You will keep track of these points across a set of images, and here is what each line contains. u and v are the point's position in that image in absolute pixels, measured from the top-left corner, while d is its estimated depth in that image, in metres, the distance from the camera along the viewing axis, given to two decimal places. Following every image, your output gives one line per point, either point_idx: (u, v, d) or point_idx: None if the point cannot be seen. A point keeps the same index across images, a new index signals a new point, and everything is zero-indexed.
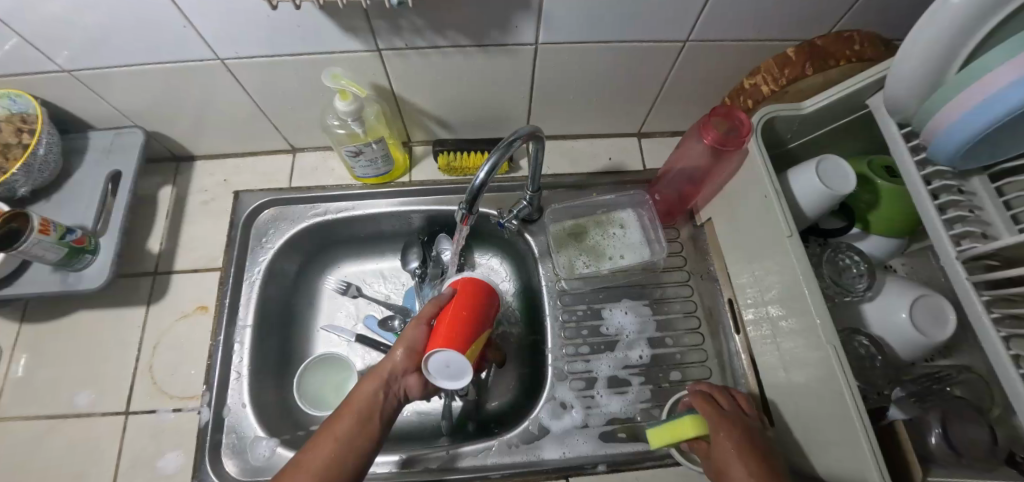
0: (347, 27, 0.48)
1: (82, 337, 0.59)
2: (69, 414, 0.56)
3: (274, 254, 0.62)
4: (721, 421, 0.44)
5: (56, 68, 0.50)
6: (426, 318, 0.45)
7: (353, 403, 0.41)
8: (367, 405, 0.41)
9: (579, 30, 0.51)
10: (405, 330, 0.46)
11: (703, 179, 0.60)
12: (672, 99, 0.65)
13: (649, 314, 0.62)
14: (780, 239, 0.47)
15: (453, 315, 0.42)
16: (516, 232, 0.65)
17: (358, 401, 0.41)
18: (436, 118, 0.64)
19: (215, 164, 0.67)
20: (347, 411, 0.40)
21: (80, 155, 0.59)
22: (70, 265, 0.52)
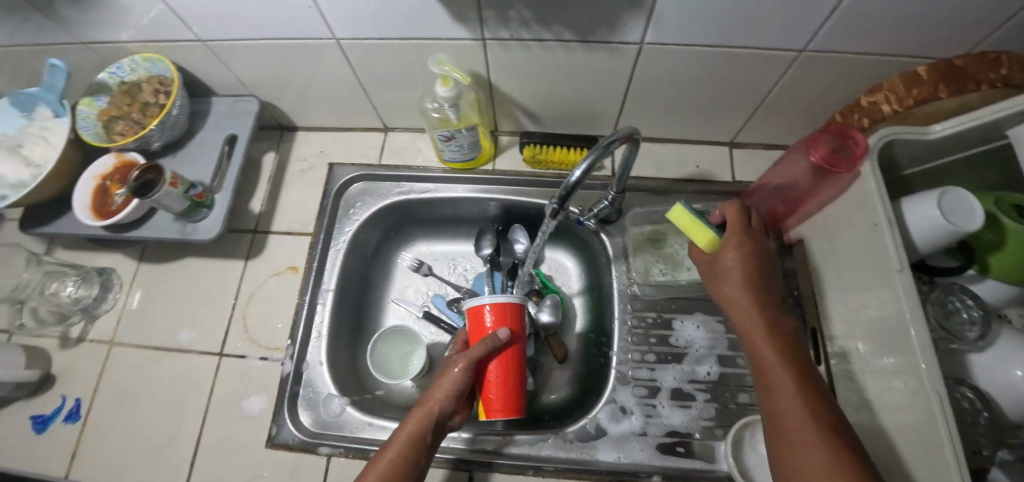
0: (458, 15, 0.49)
1: (189, 281, 0.65)
2: (173, 348, 0.62)
3: (358, 226, 0.66)
4: (737, 237, 0.49)
5: (194, 37, 0.56)
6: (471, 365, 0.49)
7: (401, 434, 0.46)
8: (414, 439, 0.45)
9: (688, 32, 0.49)
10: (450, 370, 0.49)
11: (801, 199, 0.58)
12: (774, 110, 0.62)
13: (722, 331, 0.60)
14: (887, 273, 0.44)
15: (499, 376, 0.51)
16: (592, 231, 0.66)
17: (405, 431, 0.46)
18: (525, 110, 0.65)
19: (314, 136, 0.72)
20: (397, 440, 0.45)
21: (203, 118, 0.65)
22: (190, 216, 0.58)
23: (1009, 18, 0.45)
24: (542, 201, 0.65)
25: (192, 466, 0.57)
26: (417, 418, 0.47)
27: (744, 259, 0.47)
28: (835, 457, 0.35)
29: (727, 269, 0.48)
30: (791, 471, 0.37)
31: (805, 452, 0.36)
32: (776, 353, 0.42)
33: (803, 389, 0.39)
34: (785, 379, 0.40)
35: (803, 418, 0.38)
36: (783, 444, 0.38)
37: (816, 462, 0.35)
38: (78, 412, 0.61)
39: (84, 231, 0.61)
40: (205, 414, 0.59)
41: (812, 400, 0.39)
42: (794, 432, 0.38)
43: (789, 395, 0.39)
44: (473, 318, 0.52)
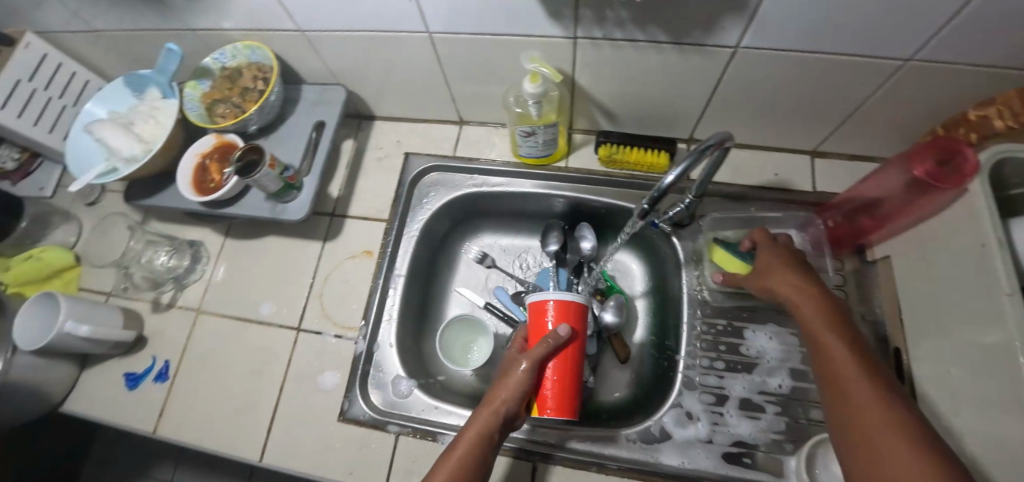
0: (553, 13, 0.49)
1: (271, 258, 0.69)
2: (254, 320, 0.66)
3: (430, 216, 0.68)
4: (770, 241, 0.52)
5: (295, 27, 0.58)
6: (538, 363, 0.48)
7: (467, 434, 0.44)
8: (481, 440, 0.44)
9: (789, 38, 0.48)
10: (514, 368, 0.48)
11: (887, 216, 0.55)
12: (866, 122, 0.59)
13: (796, 344, 0.59)
14: (996, 295, 0.41)
15: (561, 374, 0.51)
16: (664, 235, 0.66)
17: (471, 431, 0.45)
18: (603, 109, 0.65)
19: (391, 126, 0.74)
20: (463, 441, 0.44)
21: (294, 104, 0.69)
22: (281, 197, 0.62)
23: None
24: (612, 201, 0.66)
25: (268, 433, 0.60)
26: (483, 419, 0.45)
27: (783, 254, 0.50)
28: (893, 416, 0.33)
29: (768, 262, 0.50)
30: (858, 433, 0.35)
31: (866, 417, 0.35)
32: (823, 325, 0.42)
33: (857, 356, 0.38)
34: (839, 348, 0.39)
35: (858, 383, 0.37)
36: (842, 416, 0.37)
37: (876, 423, 0.34)
38: (166, 373, 0.66)
39: (183, 205, 0.65)
40: (283, 385, 0.62)
41: (866, 366, 0.38)
42: (852, 398, 0.36)
43: (843, 362, 0.38)
44: (534, 315, 0.53)
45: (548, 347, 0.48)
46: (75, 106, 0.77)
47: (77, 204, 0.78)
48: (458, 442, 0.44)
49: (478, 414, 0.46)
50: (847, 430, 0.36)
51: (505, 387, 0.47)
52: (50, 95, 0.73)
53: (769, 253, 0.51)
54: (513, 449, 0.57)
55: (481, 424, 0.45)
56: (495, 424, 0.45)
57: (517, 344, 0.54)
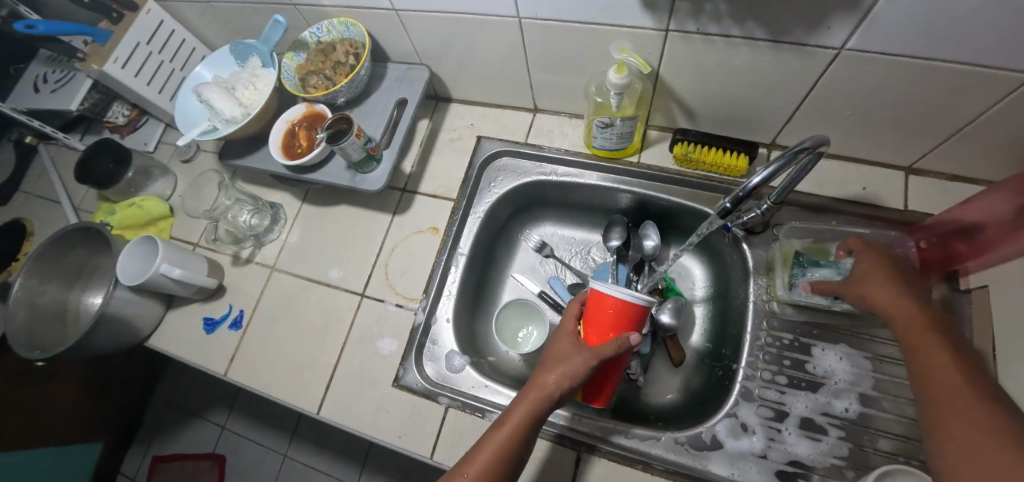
0: (649, 3, 0.49)
1: (343, 225, 0.73)
2: (324, 281, 0.70)
3: (496, 199, 0.70)
4: (867, 249, 0.50)
5: (390, 6, 0.61)
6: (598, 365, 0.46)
7: (513, 414, 0.45)
8: (526, 424, 0.44)
9: (901, 43, 0.45)
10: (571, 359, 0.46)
11: (989, 244, 0.51)
12: (976, 141, 0.55)
13: (867, 369, 0.56)
14: None
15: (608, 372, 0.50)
16: (734, 240, 0.64)
17: (516, 413, 0.45)
18: (683, 106, 0.64)
19: (466, 109, 0.77)
20: (509, 422, 0.44)
21: (378, 81, 0.73)
22: (362, 168, 0.65)
23: None
24: (681, 200, 0.64)
25: (327, 387, 0.64)
26: (528, 402, 0.45)
27: (879, 263, 0.48)
28: (993, 423, 0.33)
29: (864, 272, 0.49)
30: (945, 442, 0.35)
31: (962, 428, 0.34)
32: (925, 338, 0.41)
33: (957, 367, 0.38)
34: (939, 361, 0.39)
35: (958, 395, 0.36)
36: (937, 426, 0.36)
37: (976, 433, 0.33)
38: (240, 322, 0.71)
39: (270, 168, 0.70)
40: (344, 345, 0.66)
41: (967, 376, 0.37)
42: (948, 410, 0.36)
43: (939, 371, 0.38)
44: (593, 305, 0.49)
45: (614, 351, 0.45)
46: (182, 70, 0.84)
47: (175, 160, 0.86)
48: (504, 421, 0.45)
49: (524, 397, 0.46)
50: (942, 439, 0.36)
51: (555, 374, 0.46)
52: (163, 59, 0.80)
53: (865, 261, 0.49)
54: (556, 430, 0.58)
55: (527, 408, 0.45)
56: (541, 411, 0.45)
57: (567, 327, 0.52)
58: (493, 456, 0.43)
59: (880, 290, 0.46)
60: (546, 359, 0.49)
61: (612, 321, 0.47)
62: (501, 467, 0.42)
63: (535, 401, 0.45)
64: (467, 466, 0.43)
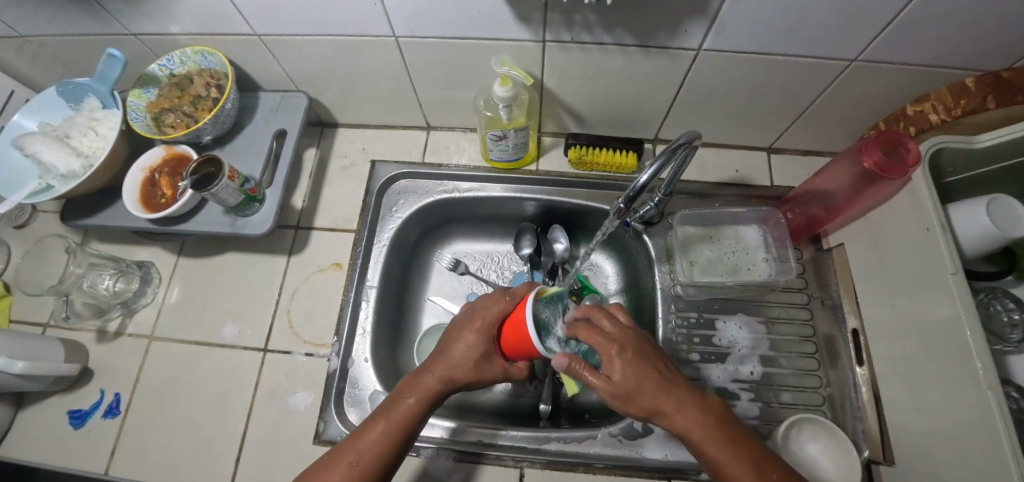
0: (522, 16, 0.49)
1: (232, 275, 0.65)
2: (216, 343, 0.62)
3: (401, 223, 0.67)
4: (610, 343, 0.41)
5: (249, 31, 0.56)
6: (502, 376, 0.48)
7: (407, 401, 0.43)
8: (419, 411, 0.43)
9: (746, 41, 0.50)
10: (486, 370, 0.45)
11: (843, 207, 0.57)
12: (815, 120, 0.63)
13: (763, 332, 0.62)
14: (942, 277, 0.45)
15: None
16: (636, 233, 0.67)
17: (410, 401, 0.43)
18: (572, 112, 0.66)
19: (355, 133, 0.73)
20: (400, 410, 0.43)
21: (251, 112, 0.66)
22: (242, 210, 0.59)
23: None
24: (583, 201, 0.66)
25: (236, 462, 0.56)
26: (424, 391, 0.43)
27: (640, 377, 0.41)
28: None
29: (624, 377, 0.41)
30: None
31: None
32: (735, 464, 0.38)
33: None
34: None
35: None
36: None
37: None
38: (117, 407, 0.60)
39: (131, 224, 0.61)
40: (250, 410, 0.59)
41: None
42: None
43: None
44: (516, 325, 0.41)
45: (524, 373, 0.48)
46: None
47: (4, 227, 0.71)
48: (392, 409, 0.43)
49: (419, 383, 0.44)
50: None
51: (467, 372, 0.44)
52: None
53: (615, 364, 0.41)
54: (436, 445, 0.57)
55: (422, 401, 0.43)
56: (434, 398, 0.44)
57: (483, 313, 0.45)
58: (380, 451, 0.41)
59: (645, 399, 0.40)
60: (451, 348, 0.45)
61: (517, 354, 0.44)
62: (386, 462, 0.41)
63: (435, 388, 0.44)
64: (349, 453, 0.41)
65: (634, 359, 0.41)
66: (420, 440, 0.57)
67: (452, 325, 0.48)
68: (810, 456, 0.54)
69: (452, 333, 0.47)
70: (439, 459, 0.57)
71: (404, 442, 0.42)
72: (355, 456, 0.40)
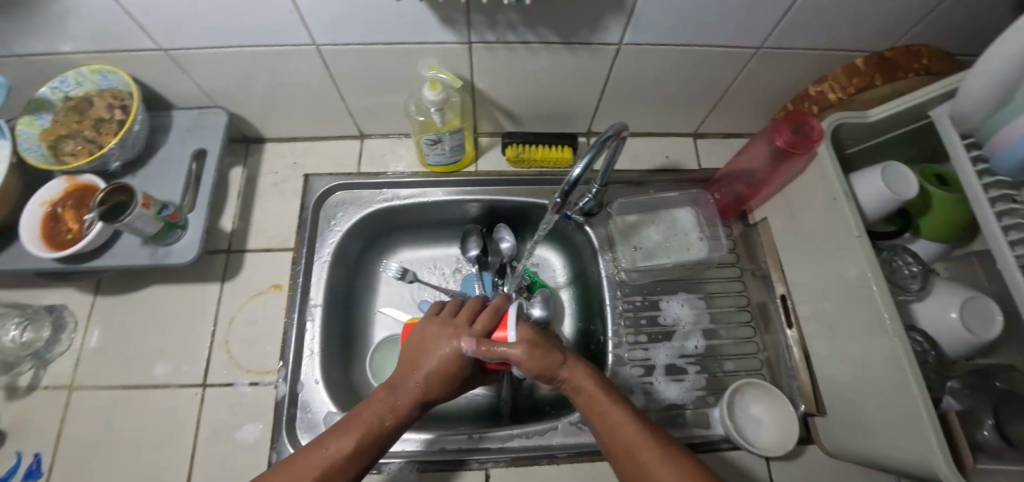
0: (445, 19, 0.49)
1: (159, 310, 0.61)
2: (148, 385, 0.58)
3: (342, 237, 0.65)
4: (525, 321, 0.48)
5: (154, 46, 0.52)
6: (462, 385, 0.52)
7: (383, 420, 0.41)
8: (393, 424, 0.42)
9: (662, 34, 0.52)
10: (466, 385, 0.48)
11: (763, 183, 0.62)
12: (731, 104, 0.67)
13: (703, 307, 0.65)
14: (849, 239, 0.50)
15: None
16: (577, 225, 0.69)
17: (387, 420, 0.41)
18: (505, 111, 0.67)
19: (284, 147, 0.70)
20: (377, 429, 0.40)
21: (164, 133, 0.62)
22: (163, 239, 0.55)
23: (920, 18, 0.51)
24: (525, 198, 0.67)
25: None
26: (402, 411, 0.42)
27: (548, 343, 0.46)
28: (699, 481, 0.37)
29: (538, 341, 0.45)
30: None
31: None
32: (627, 428, 0.41)
33: (661, 453, 0.39)
34: (646, 449, 0.39)
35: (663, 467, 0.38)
36: None
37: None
38: (39, 469, 0.54)
39: (31, 267, 0.55)
40: (194, 450, 0.55)
41: (673, 462, 0.38)
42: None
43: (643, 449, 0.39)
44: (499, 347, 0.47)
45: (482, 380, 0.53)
46: None
47: None
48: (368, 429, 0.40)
49: (396, 400, 0.43)
50: None
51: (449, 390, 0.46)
52: None
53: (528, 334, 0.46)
54: (411, 458, 0.56)
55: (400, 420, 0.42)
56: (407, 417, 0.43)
57: (469, 329, 0.47)
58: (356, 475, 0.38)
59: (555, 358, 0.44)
60: (438, 366, 0.45)
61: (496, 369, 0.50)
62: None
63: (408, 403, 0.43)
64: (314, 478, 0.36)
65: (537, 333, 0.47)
66: (394, 454, 0.56)
67: (429, 339, 0.47)
68: (752, 416, 0.58)
69: (432, 347, 0.46)
70: (402, 472, 0.56)
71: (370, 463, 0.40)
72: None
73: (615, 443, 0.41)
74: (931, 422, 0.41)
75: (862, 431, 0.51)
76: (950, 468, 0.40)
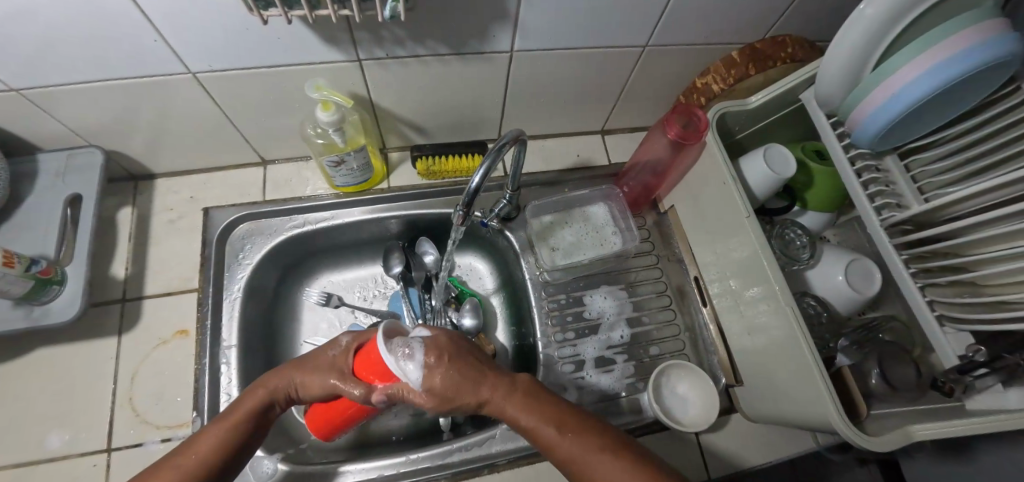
0: (327, 38, 0.48)
1: (46, 375, 0.55)
2: (39, 460, 0.52)
3: (252, 271, 0.62)
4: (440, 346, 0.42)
5: (2, 87, 0.46)
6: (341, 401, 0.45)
7: (246, 401, 0.44)
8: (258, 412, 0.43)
9: (551, 39, 0.53)
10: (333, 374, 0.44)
11: (667, 170, 0.66)
12: (630, 100, 0.70)
13: (626, 297, 0.68)
14: (740, 220, 0.53)
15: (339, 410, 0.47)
16: (497, 230, 0.69)
17: (247, 401, 0.44)
18: (411, 124, 0.66)
19: (179, 182, 0.67)
20: (238, 411, 0.43)
21: (29, 181, 0.56)
22: (36, 298, 0.50)
23: (780, 11, 0.56)
24: (443, 210, 0.68)
25: None
26: (265, 390, 0.45)
27: (464, 373, 0.42)
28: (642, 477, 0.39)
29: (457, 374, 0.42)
30: None
31: None
32: (563, 445, 0.41)
33: (606, 457, 0.40)
34: (590, 459, 0.40)
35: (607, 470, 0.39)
36: None
37: None
38: None
39: None
40: None
41: (612, 462, 0.39)
42: None
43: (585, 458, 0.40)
44: (368, 352, 0.42)
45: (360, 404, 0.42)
46: None
47: None
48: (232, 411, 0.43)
49: (264, 388, 0.45)
50: None
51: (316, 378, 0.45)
52: None
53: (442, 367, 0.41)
54: None
55: (260, 399, 0.44)
56: (276, 401, 0.45)
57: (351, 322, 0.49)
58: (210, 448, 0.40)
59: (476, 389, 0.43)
60: (309, 351, 0.48)
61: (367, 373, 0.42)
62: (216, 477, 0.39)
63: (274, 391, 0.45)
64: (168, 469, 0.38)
65: (453, 360, 0.42)
66: None
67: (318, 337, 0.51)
68: (680, 395, 0.60)
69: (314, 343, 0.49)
70: None
71: (238, 444, 0.42)
72: (174, 460, 0.38)
73: (558, 457, 0.42)
74: (821, 377, 0.45)
75: (772, 395, 0.55)
76: (844, 423, 0.45)
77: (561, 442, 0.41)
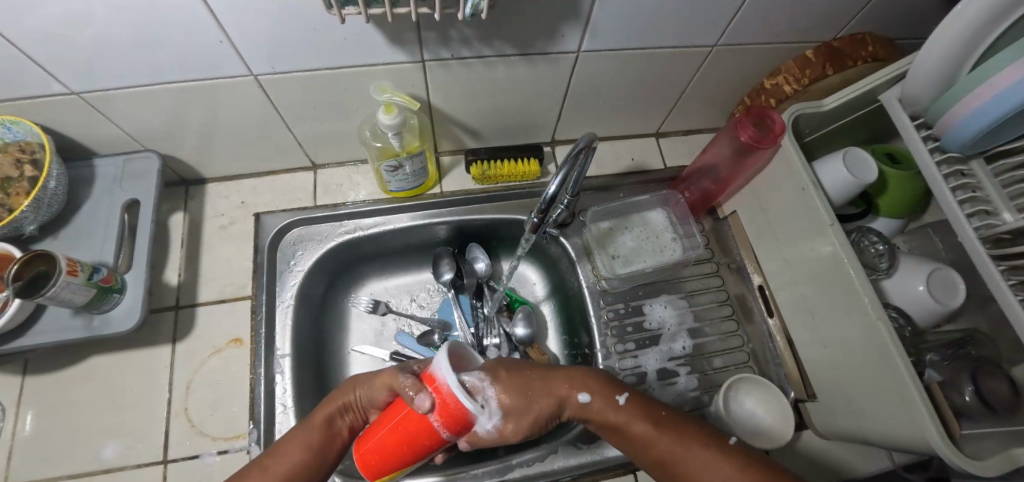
0: (394, 38, 0.46)
1: (100, 384, 0.54)
2: (95, 471, 0.50)
3: (304, 278, 0.61)
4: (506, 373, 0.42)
5: (64, 90, 0.45)
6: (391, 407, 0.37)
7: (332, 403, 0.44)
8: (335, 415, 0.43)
9: (620, 38, 0.51)
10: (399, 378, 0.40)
11: (729, 177, 0.63)
12: (689, 102, 0.68)
13: (686, 306, 0.66)
14: (820, 227, 0.50)
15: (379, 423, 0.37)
16: (552, 236, 0.67)
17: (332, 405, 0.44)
18: (465, 127, 0.65)
19: (230, 186, 0.66)
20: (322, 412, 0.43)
21: (86, 186, 0.55)
22: (95, 306, 0.49)
23: (859, 9, 0.53)
24: (495, 215, 0.66)
25: None
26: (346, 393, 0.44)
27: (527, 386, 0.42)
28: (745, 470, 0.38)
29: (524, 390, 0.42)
30: None
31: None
32: (658, 440, 0.41)
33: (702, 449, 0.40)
34: (685, 453, 0.40)
35: (705, 458, 0.39)
36: None
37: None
38: None
39: None
40: None
41: (711, 459, 0.39)
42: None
43: (678, 452, 0.40)
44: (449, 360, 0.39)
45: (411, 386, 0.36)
46: None
47: None
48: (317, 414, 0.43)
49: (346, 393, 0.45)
50: None
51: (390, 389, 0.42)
52: None
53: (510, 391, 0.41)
54: None
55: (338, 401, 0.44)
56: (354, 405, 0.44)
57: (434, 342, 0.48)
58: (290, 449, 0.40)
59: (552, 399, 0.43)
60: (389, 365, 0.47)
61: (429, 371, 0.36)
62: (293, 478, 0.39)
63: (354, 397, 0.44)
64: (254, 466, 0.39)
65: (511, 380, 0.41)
66: None
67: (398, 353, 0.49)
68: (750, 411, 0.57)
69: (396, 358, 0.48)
70: None
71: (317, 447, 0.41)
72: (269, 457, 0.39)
73: (652, 455, 0.42)
74: (921, 396, 0.41)
75: (852, 412, 0.51)
76: (944, 443, 0.40)
77: (656, 435, 0.41)
